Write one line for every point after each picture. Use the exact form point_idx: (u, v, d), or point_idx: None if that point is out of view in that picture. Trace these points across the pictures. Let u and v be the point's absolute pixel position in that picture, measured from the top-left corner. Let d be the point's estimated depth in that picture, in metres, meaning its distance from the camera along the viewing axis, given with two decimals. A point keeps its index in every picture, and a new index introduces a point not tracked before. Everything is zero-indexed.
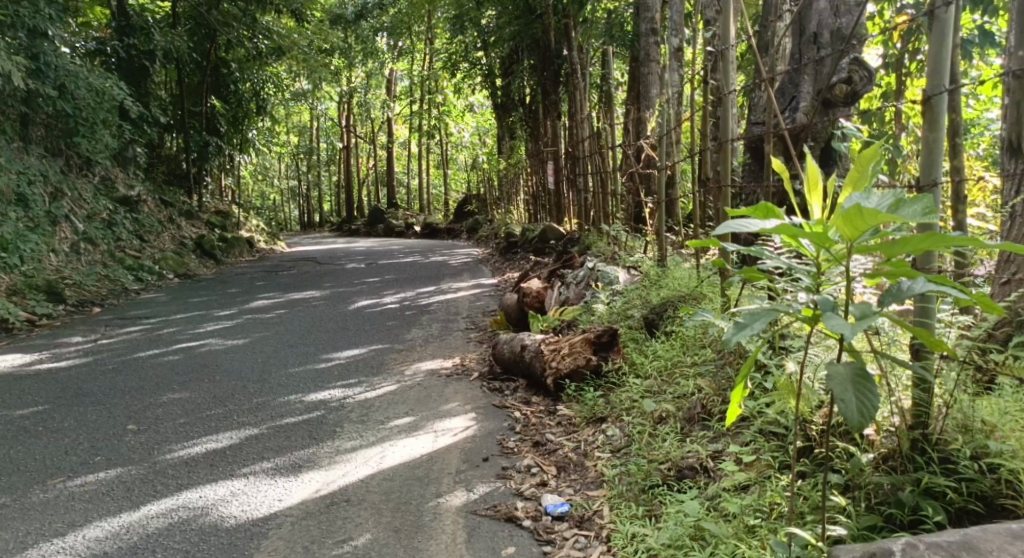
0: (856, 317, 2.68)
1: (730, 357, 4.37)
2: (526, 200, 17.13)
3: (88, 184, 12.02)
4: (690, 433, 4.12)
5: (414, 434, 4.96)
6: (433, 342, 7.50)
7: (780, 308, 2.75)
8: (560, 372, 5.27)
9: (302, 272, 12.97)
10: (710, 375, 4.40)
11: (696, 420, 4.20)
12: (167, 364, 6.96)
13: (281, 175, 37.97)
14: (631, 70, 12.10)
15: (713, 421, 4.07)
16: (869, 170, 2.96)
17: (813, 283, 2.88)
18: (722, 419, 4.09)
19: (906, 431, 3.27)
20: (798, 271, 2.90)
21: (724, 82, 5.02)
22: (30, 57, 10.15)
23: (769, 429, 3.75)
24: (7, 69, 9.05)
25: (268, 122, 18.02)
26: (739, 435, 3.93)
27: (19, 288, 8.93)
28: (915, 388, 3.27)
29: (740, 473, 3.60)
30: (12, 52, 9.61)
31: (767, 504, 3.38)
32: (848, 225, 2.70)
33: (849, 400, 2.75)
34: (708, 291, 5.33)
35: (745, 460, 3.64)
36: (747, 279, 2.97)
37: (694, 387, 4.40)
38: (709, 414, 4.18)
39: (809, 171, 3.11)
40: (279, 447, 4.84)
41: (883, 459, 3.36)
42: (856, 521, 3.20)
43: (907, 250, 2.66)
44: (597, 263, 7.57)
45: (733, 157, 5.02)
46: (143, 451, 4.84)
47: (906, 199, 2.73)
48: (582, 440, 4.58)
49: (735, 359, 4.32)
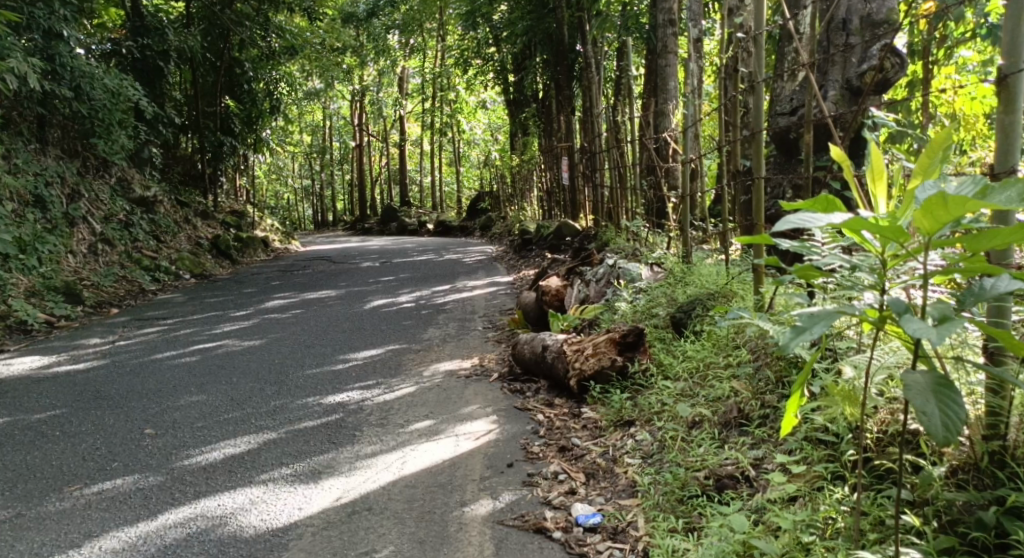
0: (935, 319, 2.51)
1: (768, 359, 4.19)
2: (539, 196, 16.99)
3: (105, 185, 11.96)
4: (728, 440, 3.95)
5: (435, 438, 4.81)
6: (451, 342, 7.34)
7: (849, 310, 2.58)
8: (584, 374, 5.12)
9: (317, 271, 12.84)
10: (745, 377, 4.22)
11: (733, 424, 4.02)
12: (184, 366, 6.85)
13: (295, 174, 37.93)
14: (648, 63, 11.93)
15: (752, 427, 3.89)
16: (939, 159, 2.81)
17: (879, 281, 2.70)
18: (760, 425, 3.90)
19: (981, 443, 3.11)
20: (863, 268, 2.74)
21: (753, 73, 4.84)
22: (45, 59, 10.05)
23: (816, 436, 3.57)
24: (22, 71, 8.97)
25: (282, 121, 17.95)
26: (781, 442, 3.74)
27: (37, 289, 8.85)
28: (991, 396, 3.09)
29: (787, 484, 3.42)
30: (28, 54, 9.51)
31: (820, 519, 3.20)
32: (924, 218, 2.54)
33: (932, 412, 2.58)
34: (739, 289, 5.15)
35: (793, 470, 3.44)
36: (806, 279, 2.80)
37: (729, 389, 4.21)
38: (746, 419, 4.00)
39: (873, 159, 2.94)
40: (298, 452, 4.69)
41: (952, 472, 3.20)
42: (931, 543, 3.01)
43: (994, 243, 2.47)
44: (618, 259, 7.39)
45: (764, 149, 4.83)
46: (161, 456, 4.71)
47: (990, 188, 2.54)
48: (610, 445, 4.41)
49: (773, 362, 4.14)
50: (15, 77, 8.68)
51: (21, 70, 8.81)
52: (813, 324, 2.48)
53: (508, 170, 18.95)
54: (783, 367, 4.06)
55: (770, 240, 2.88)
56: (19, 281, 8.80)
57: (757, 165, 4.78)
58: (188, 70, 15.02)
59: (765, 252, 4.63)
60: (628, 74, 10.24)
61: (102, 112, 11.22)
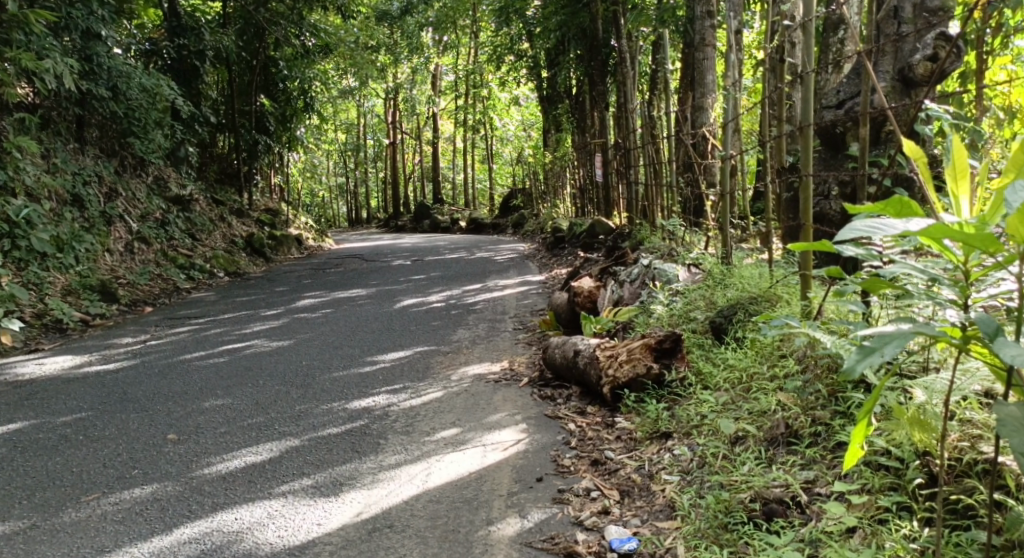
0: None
1: (818, 371, 3.93)
2: (572, 194, 16.72)
3: (142, 184, 11.92)
4: (775, 458, 3.68)
5: (462, 448, 4.60)
6: (481, 344, 7.13)
7: (929, 331, 2.38)
8: (617, 381, 4.88)
9: (350, 269, 12.70)
10: (793, 390, 3.95)
11: (780, 441, 3.76)
12: (212, 367, 6.70)
13: (329, 172, 38.02)
14: (685, 57, 11.61)
15: (802, 446, 3.62)
16: None
17: (962, 295, 2.52)
18: (811, 444, 3.64)
19: None
20: (943, 280, 2.53)
21: (800, 63, 4.54)
22: (83, 59, 9.98)
23: (876, 460, 3.31)
24: (60, 72, 8.91)
25: (316, 120, 17.86)
26: (834, 464, 3.48)
27: (74, 288, 8.76)
28: None
29: (845, 515, 3.15)
30: (66, 55, 9.44)
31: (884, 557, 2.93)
32: (1018, 223, 2.36)
33: None
34: (783, 294, 4.88)
35: (852, 500, 3.18)
36: (872, 290, 2.60)
37: (775, 403, 3.94)
38: (795, 436, 3.73)
39: (957, 156, 2.74)
40: (321, 461, 4.51)
41: None
42: None
43: None
44: (654, 259, 7.12)
45: (812, 145, 4.53)
46: (181, 463, 4.55)
47: None
48: (646, 459, 4.17)
49: (824, 373, 3.89)
50: (53, 78, 8.62)
51: (57, 71, 8.75)
52: (885, 346, 2.32)
53: (542, 167, 18.69)
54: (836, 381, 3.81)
55: (830, 247, 2.67)
56: (56, 279, 8.73)
57: (804, 162, 4.47)
58: (224, 68, 14.98)
59: (812, 255, 4.35)
60: (664, 68, 9.94)
61: (139, 113, 11.18)
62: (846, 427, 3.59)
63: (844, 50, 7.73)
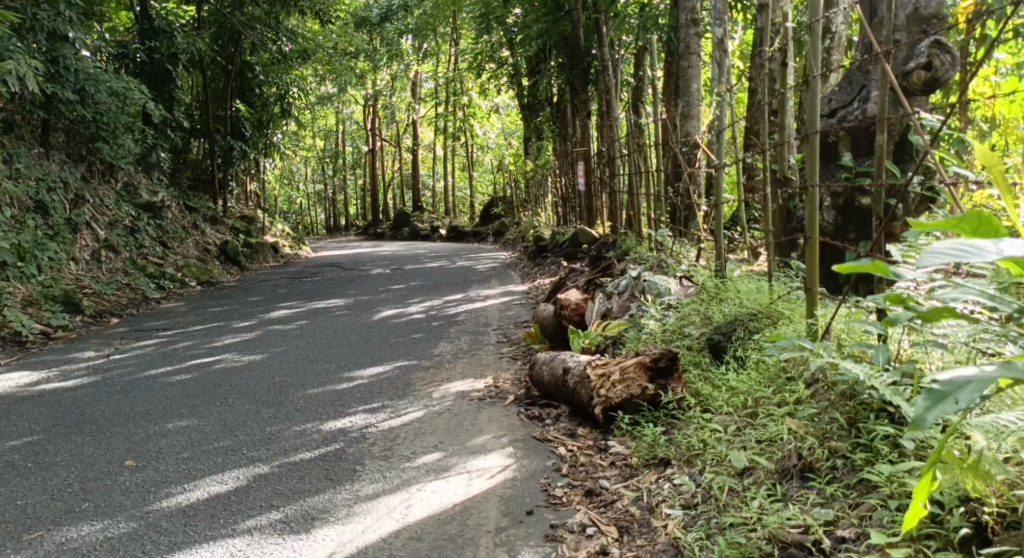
0: None
1: (832, 397, 3.68)
2: (553, 202, 16.46)
3: (110, 191, 11.47)
4: (789, 494, 3.42)
5: (444, 475, 4.30)
6: (463, 359, 6.82)
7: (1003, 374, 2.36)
8: (610, 402, 4.59)
9: (327, 278, 12.34)
10: (804, 417, 3.69)
11: (794, 474, 3.50)
12: (179, 384, 6.35)
13: (307, 179, 37.51)
14: (670, 64, 11.40)
15: (820, 481, 3.37)
16: None
17: None
18: (829, 479, 3.39)
19: None
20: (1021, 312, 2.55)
21: (806, 65, 4.29)
22: (49, 61, 9.59)
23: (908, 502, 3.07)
24: (22, 74, 8.51)
25: (293, 126, 17.46)
26: (859, 505, 3.22)
27: (35, 299, 8.37)
28: None
29: None
30: (30, 57, 9.04)
31: None
32: None
33: None
34: (786, 310, 4.64)
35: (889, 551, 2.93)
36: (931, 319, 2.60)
37: (785, 430, 3.68)
38: (810, 469, 3.48)
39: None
40: (291, 491, 4.20)
41: None
42: None
43: None
44: (643, 270, 6.88)
45: (818, 153, 4.28)
46: (137, 495, 4.23)
47: None
48: (644, 489, 3.90)
49: (838, 400, 3.65)
50: (15, 80, 8.22)
51: (20, 73, 8.35)
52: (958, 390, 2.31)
53: (523, 174, 18.42)
54: (852, 409, 3.57)
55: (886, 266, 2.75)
56: (16, 290, 8.33)
57: (811, 172, 4.22)
58: (198, 73, 14.58)
59: (819, 271, 4.09)
60: (651, 73, 9.69)
61: (108, 117, 10.78)
62: (869, 460, 3.35)
63: (835, 57, 7.54)
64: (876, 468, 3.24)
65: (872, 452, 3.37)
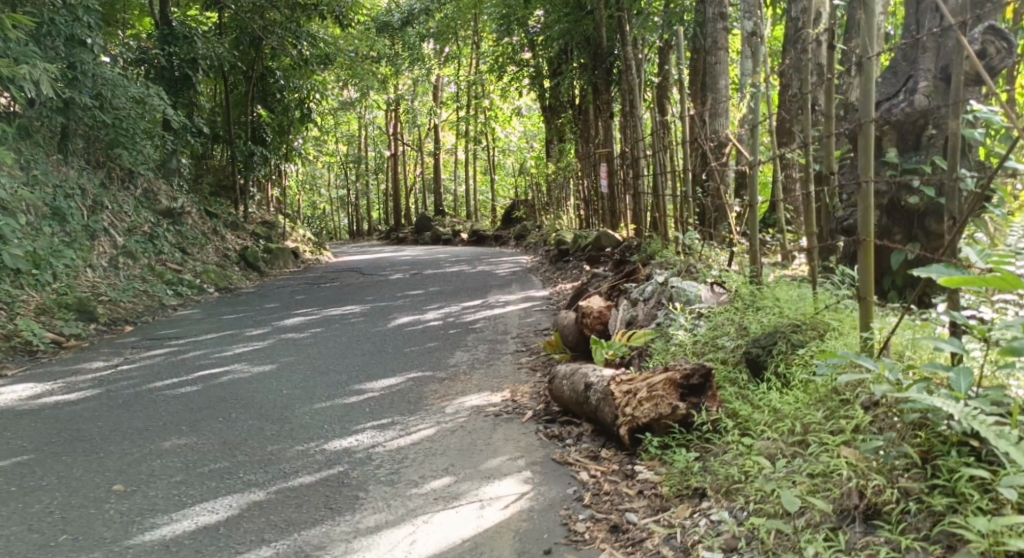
0: None
1: (899, 426, 3.25)
2: (576, 205, 16.03)
3: (129, 197, 11.13)
4: (849, 542, 3.01)
5: (455, 504, 3.90)
6: (480, 370, 6.41)
7: None
8: (637, 422, 4.17)
9: (345, 285, 11.96)
10: (865, 450, 3.26)
11: (857, 518, 3.09)
12: (183, 397, 5.95)
13: (329, 184, 37.22)
14: (696, 61, 10.92)
15: (892, 530, 2.96)
16: None
17: None
18: (900, 528, 2.98)
19: None
20: None
21: (859, 46, 3.84)
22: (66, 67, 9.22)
23: None
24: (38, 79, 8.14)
25: (312, 131, 17.13)
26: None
27: (48, 306, 8.00)
28: None
29: None
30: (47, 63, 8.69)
31: None
32: None
33: None
34: (833, 321, 4.21)
35: None
36: None
37: (842, 464, 3.25)
38: (875, 512, 3.07)
39: None
40: (285, 522, 3.82)
41: None
42: None
43: None
44: (672, 275, 6.44)
45: (871, 146, 3.82)
46: (119, 527, 3.86)
47: None
48: (677, 525, 3.48)
49: (905, 430, 3.22)
50: (28, 85, 7.79)
51: (33, 77, 7.92)
52: None
53: (545, 177, 18.00)
54: (925, 441, 3.14)
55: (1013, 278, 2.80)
56: (29, 298, 7.98)
57: (865, 166, 3.76)
58: (218, 79, 14.26)
59: (874, 277, 3.65)
60: (676, 71, 9.21)
61: (127, 123, 10.33)
62: (953, 507, 2.93)
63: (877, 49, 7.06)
64: (969, 519, 2.83)
65: (955, 497, 2.95)
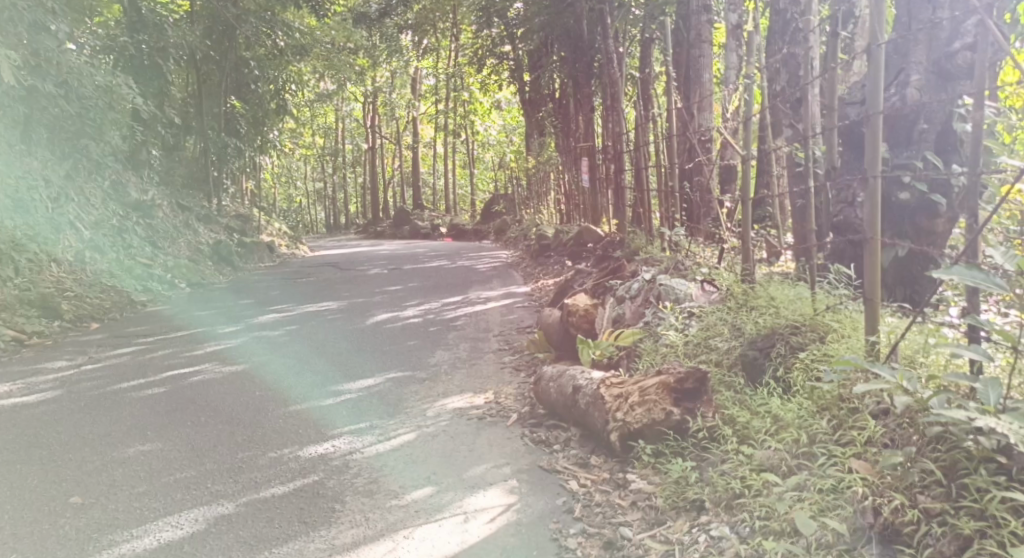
0: None
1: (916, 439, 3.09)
2: (557, 199, 15.83)
3: (97, 189, 10.79)
4: None
5: (438, 518, 3.68)
6: (462, 370, 6.19)
7: None
8: (627, 428, 3.97)
9: (322, 279, 11.68)
10: (884, 468, 3.09)
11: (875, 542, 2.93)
12: (149, 399, 5.68)
13: (306, 177, 36.75)
14: (679, 54, 10.73)
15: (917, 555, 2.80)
16: None
17: None
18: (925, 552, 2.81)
19: None
20: None
21: (867, 32, 3.66)
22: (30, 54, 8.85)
23: None
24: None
25: (287, 122, 16.78)
26: None
27: (9, 303, 7.67)
28: None
29: None
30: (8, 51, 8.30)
31: None
32: None
33: None
34: (833, 323, 4.04)
35: None
36: None
37: (858, 481, 3.09)
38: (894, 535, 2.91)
39: None
40: (255, 539, 3.58)
41: None
42: None
43: None
44: (659, 272, 6.25)
45: (879, 137, 3.64)
46: (75, 544, 3.61)
47: None
48: (676, 540, 3.31)
49: (923, 444, 3.08)
50: None
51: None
52: None
53: (524, 171, 17.78)
54: (947, 457, 2.99)
55: None
56: None
57: (872, 158, 3.59)
58: (190, 69, 13.86)
59: (880, 276, 3.50)
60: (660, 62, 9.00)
61: (94, 113, 10.08)
62: (982, 531, 2.76)
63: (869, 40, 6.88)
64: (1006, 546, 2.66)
65: (985, 520, 2.78)
